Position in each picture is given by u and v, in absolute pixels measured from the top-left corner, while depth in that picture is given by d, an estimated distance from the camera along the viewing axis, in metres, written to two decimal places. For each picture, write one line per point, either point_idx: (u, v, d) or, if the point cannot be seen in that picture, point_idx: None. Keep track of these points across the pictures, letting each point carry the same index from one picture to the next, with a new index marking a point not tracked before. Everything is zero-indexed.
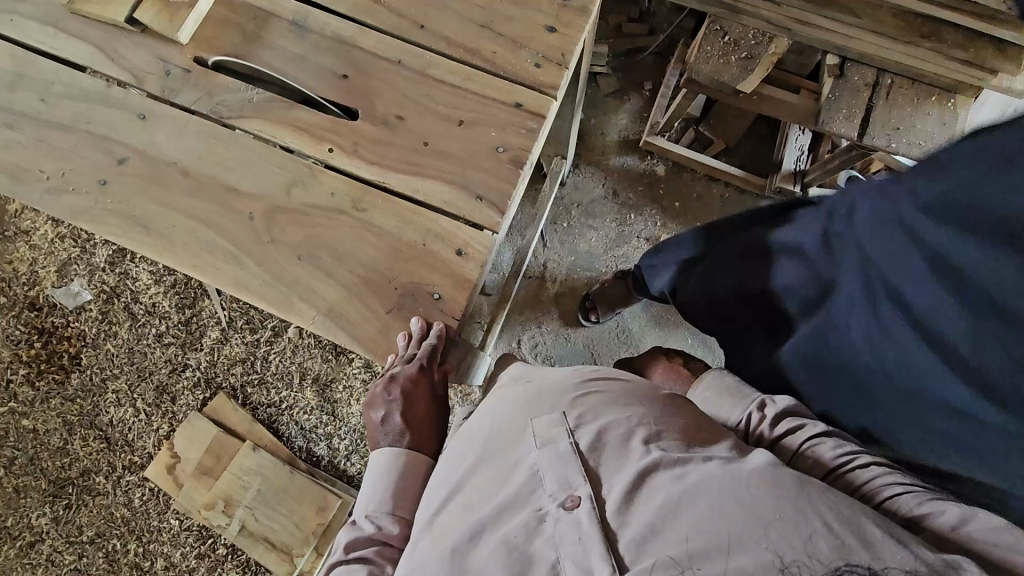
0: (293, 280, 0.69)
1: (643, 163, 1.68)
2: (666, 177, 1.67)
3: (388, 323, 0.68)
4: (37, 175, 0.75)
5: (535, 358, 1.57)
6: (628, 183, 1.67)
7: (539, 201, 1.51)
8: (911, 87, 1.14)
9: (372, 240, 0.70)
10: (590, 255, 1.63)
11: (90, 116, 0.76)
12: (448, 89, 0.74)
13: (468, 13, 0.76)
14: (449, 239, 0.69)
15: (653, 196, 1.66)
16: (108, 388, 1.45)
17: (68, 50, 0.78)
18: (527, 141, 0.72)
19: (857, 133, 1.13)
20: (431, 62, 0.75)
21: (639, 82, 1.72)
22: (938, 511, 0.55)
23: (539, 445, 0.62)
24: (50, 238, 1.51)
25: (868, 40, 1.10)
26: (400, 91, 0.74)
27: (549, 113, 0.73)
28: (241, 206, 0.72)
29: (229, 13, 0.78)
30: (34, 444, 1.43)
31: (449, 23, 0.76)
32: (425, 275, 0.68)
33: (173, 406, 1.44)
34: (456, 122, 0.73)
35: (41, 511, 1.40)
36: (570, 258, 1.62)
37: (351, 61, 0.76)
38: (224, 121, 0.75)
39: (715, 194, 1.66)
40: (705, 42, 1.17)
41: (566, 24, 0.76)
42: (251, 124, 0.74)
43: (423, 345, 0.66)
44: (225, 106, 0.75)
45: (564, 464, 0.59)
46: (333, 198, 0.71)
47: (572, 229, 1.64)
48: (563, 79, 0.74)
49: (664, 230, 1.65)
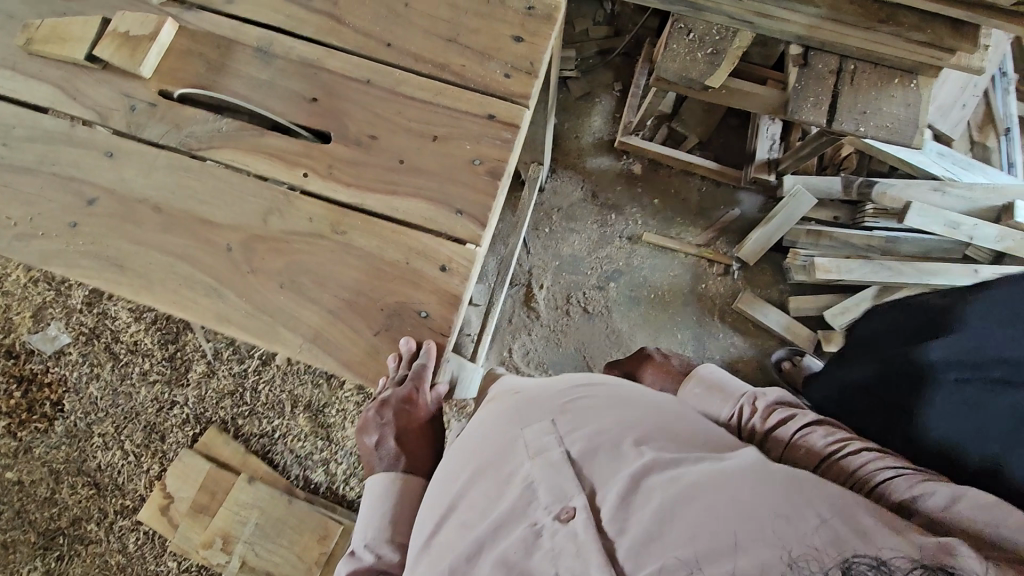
0: (276, 309, 0.68)
1: (620, 163, 1.68)
2: (644, 175, 1.67)
3: (377, 346, 0.67)
4: (4, 222, 0.73)
5: (528, 365, 1.56)
6: (606, 184, 1.68)
7: (519, 209, 1.52)
8: (874, 71, 1.16)
9: (354, 263, 0.69)
10: (574, 258, 1.63)
11: (54, 157, 0.74)
12: (419, 106, 0.74)
13: (434, 29, 0.76)
14: (432, 256, 0.69)
15: (633, 194, 1.67)
16: (94, 432, 1.42)
17: (28, 92, 0.77)
18: (502, 152, 0.72)
19: (826, 120, 1.15)
20: (400, 79, 0.75)
21: (609, 83, 1.73)
22: (927, 493, 0.55)
23: (532, 456, 0.61)
24: (22, 283, 1.48)
25: (828, 29, 1.11)
26: (371, 110, 0.74)
27: (522, 122, 0.73)
28: (217, 238, 0.71)
29: (192, 43, 0.77)
30: (21, 496, 1.39)
31: (416, 41, 0.76)
32: (410, 294, 0.68)
33: (162, 445, 1.41)
34: (430, 138, 0.72)
35: (32, 566, 1.35)
36: (554, 263, 1.62)
37: (318, 84, 0.75)
38: (193, 153, 0.74)
39: (693, 188, 1.67)
40: (670, 41, 1.18)
41: (532, 33, 0.76)
42: (222, 154, 0.73)
43: (414, 365, 0.65)
44: (193, 137, 0.74)
45: (558, 473, 0.59)
46: (311, 223, 0.70)
47: (555, 234, 1.64)
48: (533, 87, 0.74)
49: (645, 229, 1.65)
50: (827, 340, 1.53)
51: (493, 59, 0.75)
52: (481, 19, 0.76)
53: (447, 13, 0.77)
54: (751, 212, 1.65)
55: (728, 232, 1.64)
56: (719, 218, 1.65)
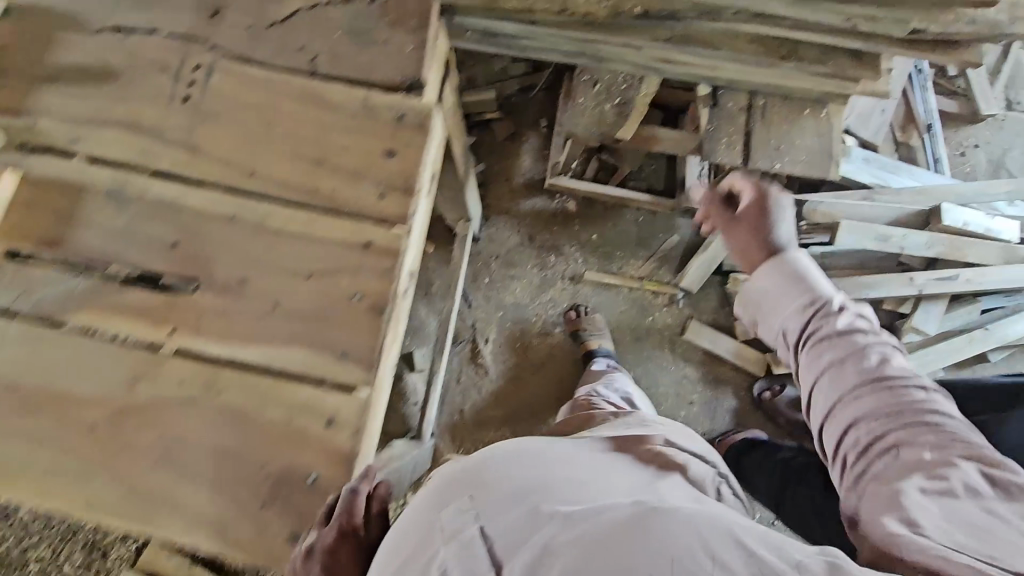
0: (152, 489, 0.63)
1: (553, 202, 1.64)
2: (579, 211, 1.64)
3: (265, 519, 0.62)
4: None
5: (481, 425, 1.52)
6: (542, 224, 1.64)
7: (453, 267, 1.47)
8: (783, 104, 1.14)
9: (232, 428, 0.64)
10: (518, 306, 1.59)
11: None
12: (289, 240, 0.69)
13: (300, 151, 0.71)
14: (317, 411, 0.64)
15: (570, 233, 1.63)
16: (26, 560, 1.34)
17: None
18: (383, 284, 0.67)
19: (741, 161, 1.13)
20: (267, 212, 0.69)
21: (534, 120, 1.69)
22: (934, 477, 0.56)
23: (445, 541, 0.51)
24: None
25: (733, 67, 1.07)
26: (238, 251, 0.69)
27: (403, 246, 0.69)
28: (81, 415, 0.65)
29: (36, 195, 0.71)
30: None
31: (282, 166, 0.71)
32: (296, 457, 0.63)
33: (103, 563, 1.34)
34: (304, 276, 0.67)
35: None
36: (498, 314, 1.58)
37: (179, 226, 0.70)
38: (46, 319, 0.68)
39: (630, 220, 1.64)
40: (577, 94, 1.14)
41: (405, 144, 0.71)
42: (79, 317, 0.68)
43: (303, 554, 0.58)
44: (46, 302, 0.68)
45: (472, 551, 0.49)
46: (182, 387, 0.65)
47: (495, 283, 1.60)
48: (412, 205, 0.69)
49: (586, 267, 1.62)
50: (777, 362, 1.52)
51: (366, 177, 0.70)
52: (351, 133, 0.71)
53: (314, 132, 0.72)
54: (691, 238, 1.62)
55: (670, 260, 1.62)
56: (659, 247, 1.62)
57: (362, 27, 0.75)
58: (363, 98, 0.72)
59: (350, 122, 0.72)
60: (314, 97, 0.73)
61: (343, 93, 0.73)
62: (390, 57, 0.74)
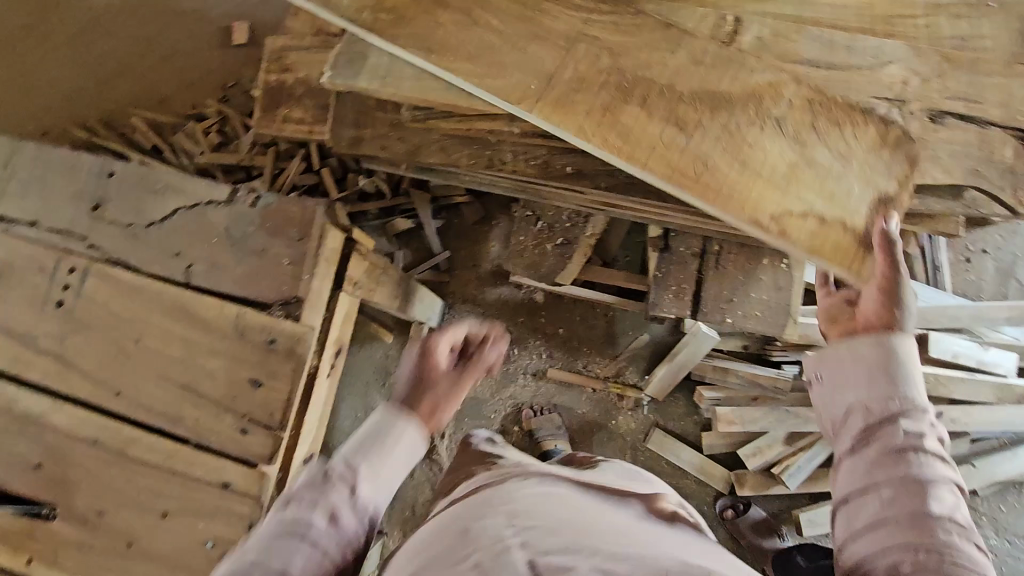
0: None
1: (519, 293, 1.58)
2: (546, 304, 1.57)
3: None
4: None
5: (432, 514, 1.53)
6: (506, 315, 1.58)
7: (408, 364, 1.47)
8: (740, 251, 1.05)
9: None
10: (476, 400, 1.56)
11: None
12: (149, 471, 0.70)
13: (165, 373, 0.70)
14: None
15: (535, 326, 1.57)
16: None
17: None
18: (235, 531, 0.68)
19: (690, 312, 1.05)
20: (130, 438, 0.70)
21: (506, 203, 1.59)
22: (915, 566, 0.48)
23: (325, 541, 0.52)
24: None
25: (684, 218, 0.98)
26: (98, 480, 0.70)
27: (260, 488, 0.69)
28: None
29: None
30: None
31: (147, 387, 0.70)
32: None
33: None
34: (160, 513, 0.69)
35: None
36: (456, 407, 1.56)
37: (46, 447, 0.71)
38: None
39: (599, 315, 1.55)
40: (518, 230, 1.09)
41: (272, 373, 0.69)
42: None
43: None
44: None
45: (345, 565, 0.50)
46: None
47: None
48: (272, 444, 0.69)
49: (548, 363, 1.56)
50: (740, 481, 1.43)
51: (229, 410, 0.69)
52: (217, 357, 0.70)
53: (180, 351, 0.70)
54: (665, 339, 1.51)
55: (638, 362, 1.52)
56: (628, 346, 1.52)
57: (238, 233, 0.72)
58: (233, 318, 0.70)
59: (218, 345, 0.70)
60: (183, 312, 0.71)
61: (212, 310, 0.71)
62: (263, 270, 0.71)
